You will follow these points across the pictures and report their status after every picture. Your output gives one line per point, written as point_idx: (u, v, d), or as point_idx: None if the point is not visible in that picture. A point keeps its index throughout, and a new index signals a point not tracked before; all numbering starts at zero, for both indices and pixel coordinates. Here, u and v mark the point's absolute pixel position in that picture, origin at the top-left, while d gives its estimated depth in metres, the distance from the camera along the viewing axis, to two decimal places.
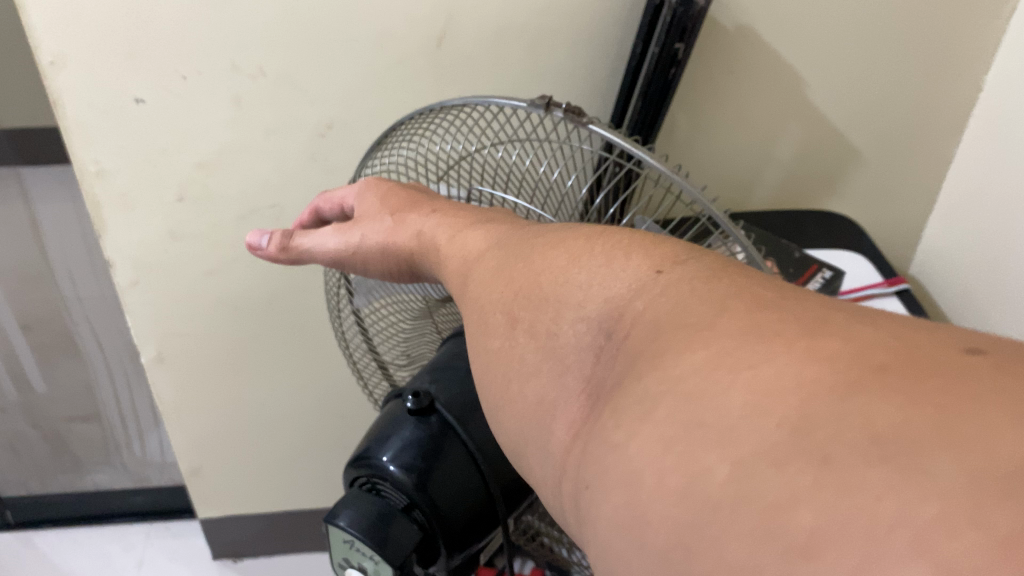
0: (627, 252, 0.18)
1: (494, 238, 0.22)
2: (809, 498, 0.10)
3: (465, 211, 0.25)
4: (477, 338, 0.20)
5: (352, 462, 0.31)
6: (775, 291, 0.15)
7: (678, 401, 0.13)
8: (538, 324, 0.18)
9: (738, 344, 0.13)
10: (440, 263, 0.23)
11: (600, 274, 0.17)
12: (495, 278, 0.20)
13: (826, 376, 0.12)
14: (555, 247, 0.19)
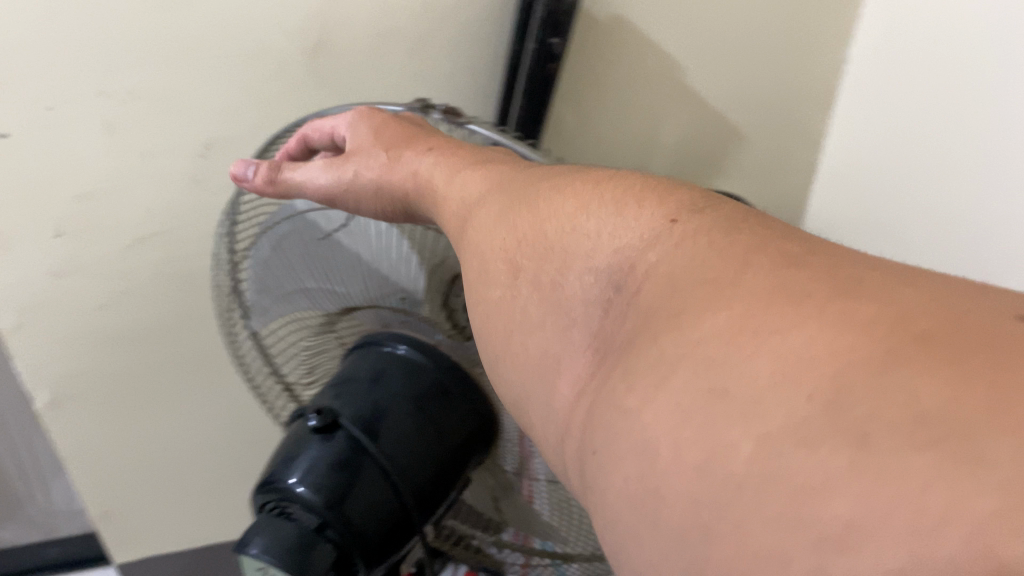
0: (641, 199, 0.16)
1: (494, 180, 0.20)
2: (843, 485, 0.09)
3: (464, 152, 0.23)
4: (478, 289, 0.19)
5: (261, 486, 0.28)
6: (802, 247, 0.14)
7: (699, 368, 0.12)
8: (543, 277, 0.17)
9: (765, 307, 0.12)
10: (437, 205, 0.22)
11: (612, 223, 0.16)
12: (497, 223, 0.19)
13: (863, 345, 0.11)
14: (563, 189, 0.18)
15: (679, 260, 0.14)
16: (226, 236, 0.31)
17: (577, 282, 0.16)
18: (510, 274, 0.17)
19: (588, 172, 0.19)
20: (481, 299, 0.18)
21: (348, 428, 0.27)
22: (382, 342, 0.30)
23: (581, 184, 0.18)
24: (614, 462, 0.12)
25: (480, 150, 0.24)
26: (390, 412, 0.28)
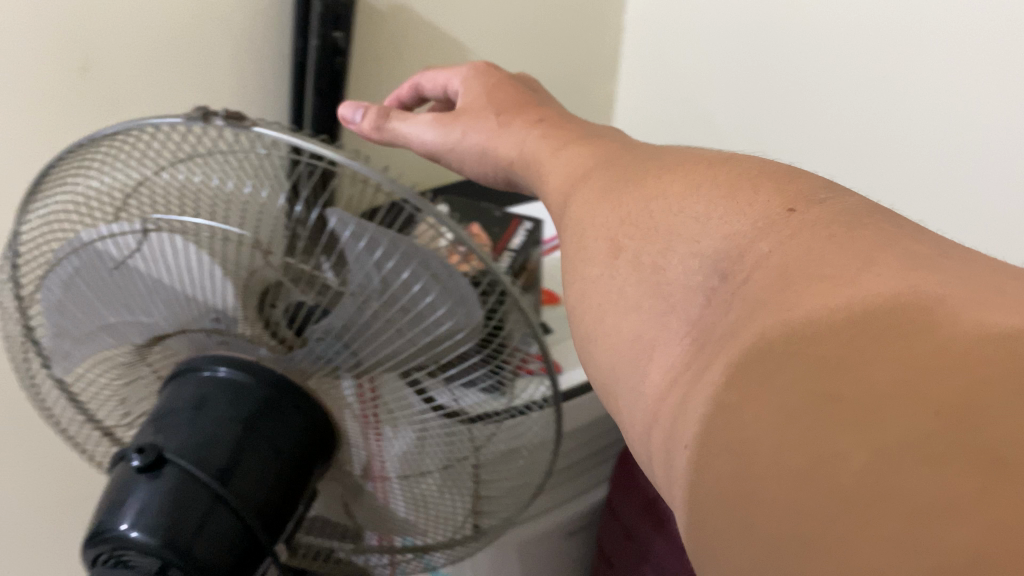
0: (752, 184, 0.15)
1: (598, 157, 0.20)
2: (970, 510, 0.09)
3: (570, 126, 0.23)
4: (573, 267, 0.18)
5: (86, 542, 0.21)
6: (936, 250, 0.13)
7: (808, 366, 0.11)
8: (641, 257, 0.16)
9: (889, 308, 0.11)
10: (538, 179, 0.21)
11: (719, 206, 0.15)
12: (601, 200, 0.18)
13: (999, 361, 0.10)
14: (673, 169, 0.17)
15: (791, 252, 0.13)
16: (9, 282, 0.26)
17: (676, 265, 0.15)
18: (608, 252, 0.17)
19: (698, 154, 0.18)
20: (576, 276, 0.18)
21: (180, 461, 0.21)
22: (197, 367, 0.23)
23: (690, 165, 0.17)
24: (703, 454, 0.12)
25: (585, 125, 0.23)
26: (223, 441, 0.21)
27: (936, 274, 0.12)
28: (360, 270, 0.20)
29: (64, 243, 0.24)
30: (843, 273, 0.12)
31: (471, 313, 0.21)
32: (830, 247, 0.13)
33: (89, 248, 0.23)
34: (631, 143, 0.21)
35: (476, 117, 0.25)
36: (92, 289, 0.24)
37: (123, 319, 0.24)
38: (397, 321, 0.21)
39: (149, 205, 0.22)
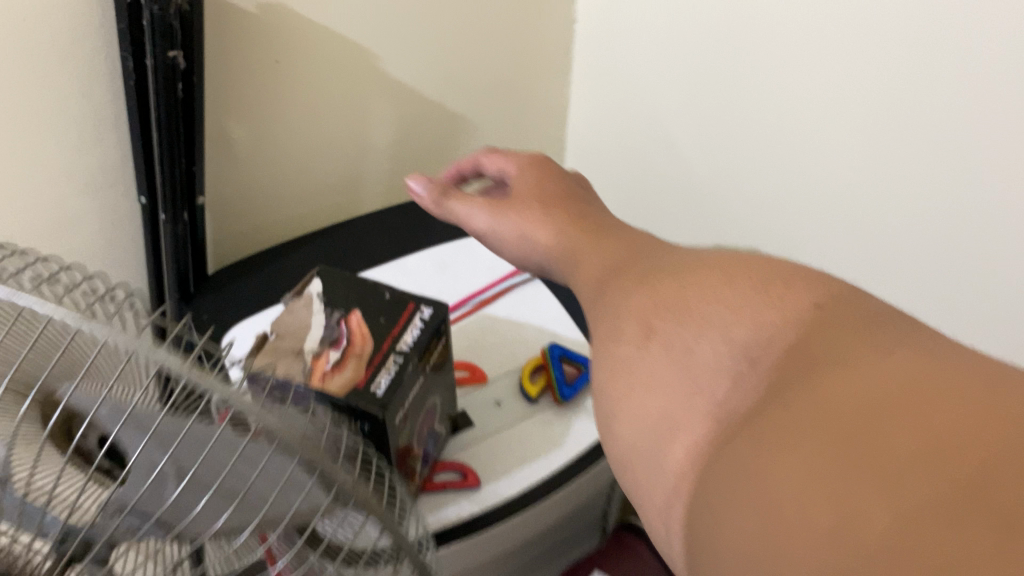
0: (781, 280, 0.17)
1: (636, 252, 0.21)
2: (987, 561, 0.10)
3: (608, 223, 0.24)
4: (604, 346, 0.19)
5: None
6: (952, 347, 0.14)
7: (834, 437, 0.13)
8: (669, 340, 0.17)
9: (908, 390, 0.13)
10: (573, 266, 0.23)
11: (750, 300, 0.17)
12: (636, 287, 0.20)
13: (1009, 436, 0.11)
14: (705, 264, 0.19)
15: (821, 346, 0.15)
16: None
17: (702, 349, 0.17)
18: (637, 332, 0.18)
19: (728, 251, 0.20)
20: (607, 352, 0.19)
21: None
22: None
23: (720, 261, 0.19)
24: (732, 514, 0.13)
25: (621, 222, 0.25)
26: None
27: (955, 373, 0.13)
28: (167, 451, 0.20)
29: None
30: (863, 367, 0.14)
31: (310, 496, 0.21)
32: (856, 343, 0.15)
33: None
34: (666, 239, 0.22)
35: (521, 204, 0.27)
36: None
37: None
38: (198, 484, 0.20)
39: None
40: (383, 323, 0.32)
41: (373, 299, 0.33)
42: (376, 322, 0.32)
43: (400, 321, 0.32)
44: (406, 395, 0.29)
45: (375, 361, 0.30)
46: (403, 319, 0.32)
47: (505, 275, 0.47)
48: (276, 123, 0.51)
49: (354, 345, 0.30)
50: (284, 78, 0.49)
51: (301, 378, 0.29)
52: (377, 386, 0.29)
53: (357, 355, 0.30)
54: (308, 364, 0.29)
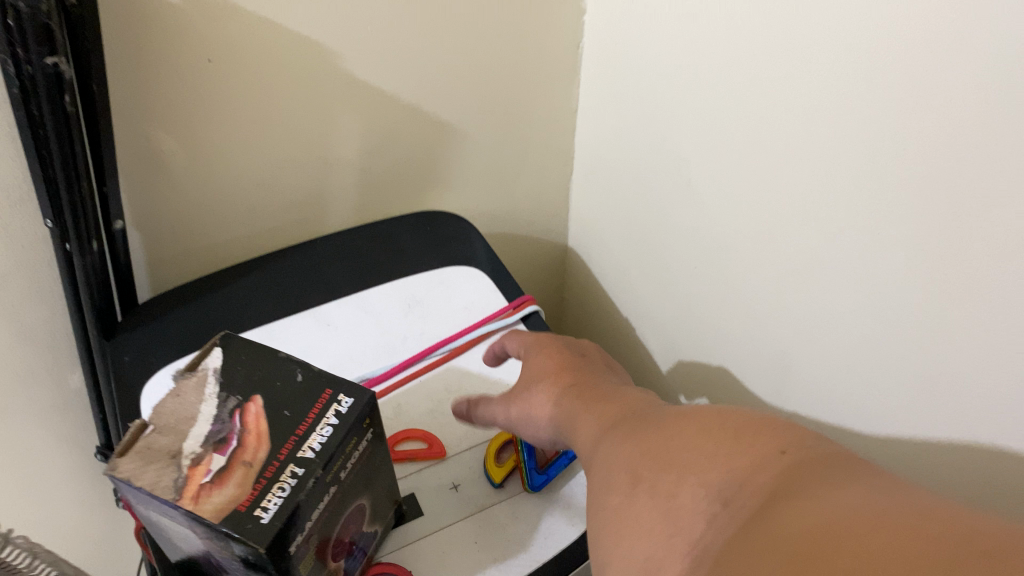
0: (750, 427, 0.19)
1: (624, 413, 0.23)
2: None
3: (600, 387, 0.26)
4: (596, 495, 0.21)
5: None
6: (893, 485, 0.16)
7: (790, 564, 0.14)
8: (653, 486, 0.19)
9: (850, 520, 0.15)
10: (571, 434, 0.25)
11: (723, 446, 0.19)
12: (625, 441, 0.22)
13: (929, 552, 0.13)
14: (685, 417, 0.21)
15: (779, 485, 0.17)
16: None
17: (680, 492, 0.18)
18: (625, 481, 0.20)
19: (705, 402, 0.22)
20: (597, 500, 0.21)
21: None
22: None
23: (698, 414, 0.21)
24: None
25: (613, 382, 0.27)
26: None
27: (892, 506, 0.15)
28: None
29: None
30: (819, 503, 0.16)
31: None
32: (809, 483, 0.16)
33: None
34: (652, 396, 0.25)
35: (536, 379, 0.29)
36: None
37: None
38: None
39: None
40: (291, 415, 0.22)
41: (277, 384, 0.23)
42: (283, 412, 0.22)
43: (307, 418, 0.22)
44: (303, 521, 0.21)
45: (268, 473, 0.21)
46: (315, 412, 0.22)
47: (480, 320, 0.39)
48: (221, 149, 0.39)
49: (245, 452, 0.21)
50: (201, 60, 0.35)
51: (166, 495, 0.20)
52: (263, 510, 0.20)
53: (247, 464, 0.21)
54: (182, 475, 0.20)
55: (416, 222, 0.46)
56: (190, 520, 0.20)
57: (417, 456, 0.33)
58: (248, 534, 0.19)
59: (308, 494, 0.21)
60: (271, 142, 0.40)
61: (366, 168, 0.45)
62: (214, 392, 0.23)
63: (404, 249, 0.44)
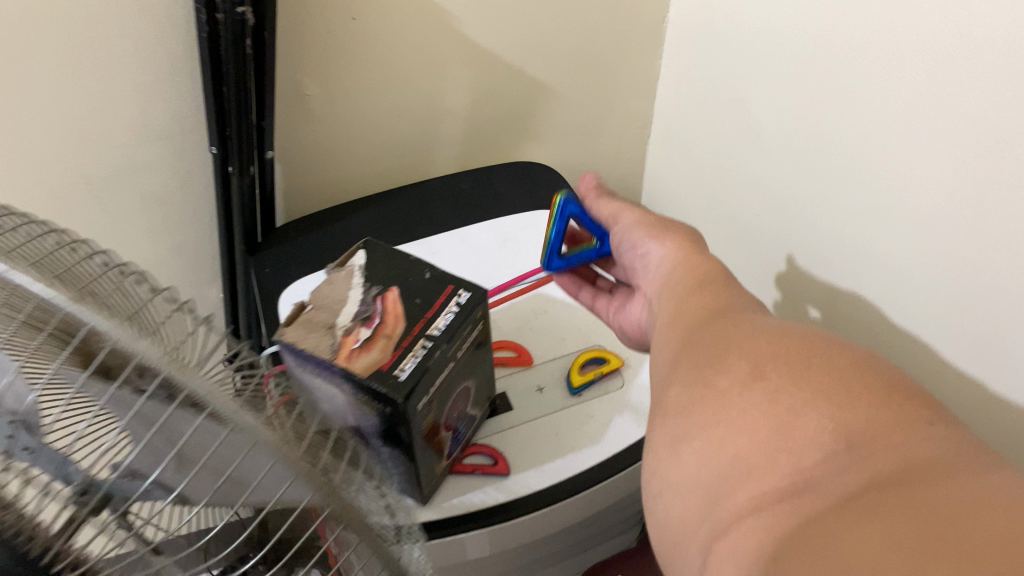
0: (954, 455, 0.26)
1: (863, 422, 0.28)
2: None
3: (811, 367, 0.31)
4: (743, 464, 0.29)
5: None
6: None
7: None
8: (798, 476, 0.27)
9: None
10: (774, 397, 0.30)
11: (885, 461, 0.26)
12: (867, 436, 0.27)
13: None
14: (820, 407, 0.29)
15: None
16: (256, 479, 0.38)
17: (808, 484, 0.27)
18: (765, 462, 0.28)
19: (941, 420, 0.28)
20: (739, 468, 0.29)
21: None
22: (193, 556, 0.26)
23: (853, 417, 0.28)
24: None
25: (858, 360, 0.32)
26: None
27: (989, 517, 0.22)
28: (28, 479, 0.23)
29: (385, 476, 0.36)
30: None
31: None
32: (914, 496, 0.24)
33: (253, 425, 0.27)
34: (935, 412, 0.28)
35: (716, 364, 0.34)
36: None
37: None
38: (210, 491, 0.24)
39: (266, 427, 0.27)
40: (419, 304, 0.37)
41: (409, 279, 0.38)
42: (415, 302, 0.37)
43: (434, 303, 0.37)
44: (428, 382, 0.34)
45: (402, 343, 0.34)
46: (441, 299, 0.37)
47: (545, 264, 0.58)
48: (364, 93, 0.61)
49: (384, 324, 0.35)
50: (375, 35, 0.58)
51: (328, 355, 0.33)
52: (400, 370, 0.33)
53: (386, 337, 0.34)
54: (336, 341, 0.34)
55: (511, 169, 0.67)
56: (344, 371, 0.33)
57: (510, 362, 0.51)
58: (397, 390, 0.32)
59: (432, 356, 0.34)
60: (398, 80, 0.62)
61: (473, 116, 0.68)
62: (360, 281, 0.38)
63: (501, 193, 0.64)
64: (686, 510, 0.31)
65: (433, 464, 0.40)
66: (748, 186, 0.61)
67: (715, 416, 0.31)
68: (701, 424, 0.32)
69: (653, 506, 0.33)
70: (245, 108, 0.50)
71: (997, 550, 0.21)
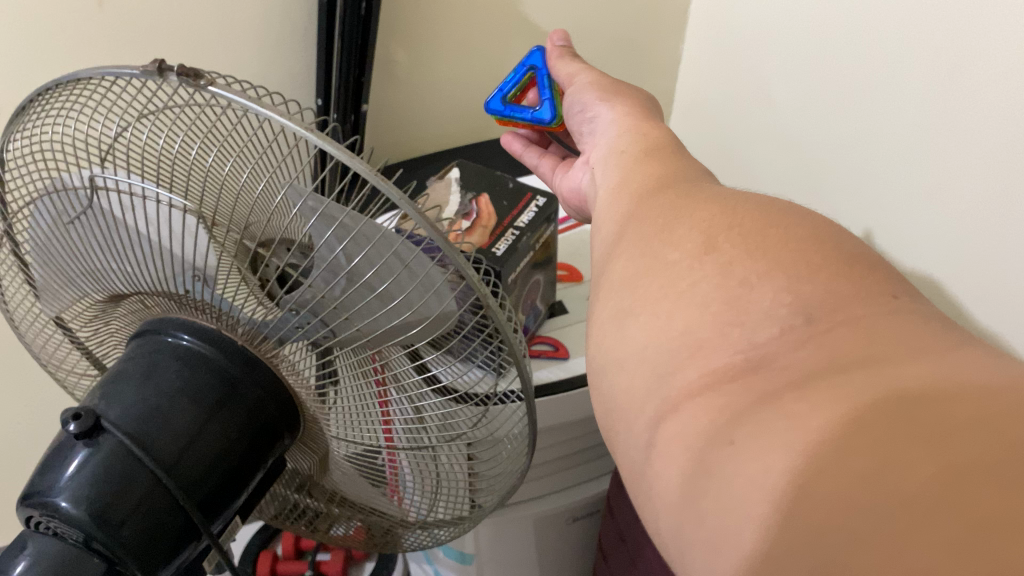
0: (915, 329, 0.28)
1: (809, 269, 0.30)
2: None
3: (758, 224, 0.33)
4: (699, 337, 0.30)
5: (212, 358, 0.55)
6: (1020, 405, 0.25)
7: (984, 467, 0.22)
8: (761, 352, 0.28)
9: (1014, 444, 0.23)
10: (725, 256, 0.32)
11: (848, 338, 0.27)
12: (810, 277, 0.30)
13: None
14: (777, 281, 0.30)
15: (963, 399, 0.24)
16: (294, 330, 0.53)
17: (770, 362, 0.28)
18: (719, 336, 0.29)
19: (895, 290, 0.29)
20: (695, 341, 0.30)
21: (117, 432, 0.50)
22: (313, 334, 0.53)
23: (807, 290, 0.29)
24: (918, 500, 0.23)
25: (812, 231, 0.33)
26: (178, 420, 0.51)
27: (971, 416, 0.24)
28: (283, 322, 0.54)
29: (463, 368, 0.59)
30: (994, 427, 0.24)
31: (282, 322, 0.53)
32: (885, 386, 0.25)
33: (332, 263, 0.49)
34: (888, 281, 0.30)
35: (668, 234, 0.35)
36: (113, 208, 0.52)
37: (80, 239, 0.58)
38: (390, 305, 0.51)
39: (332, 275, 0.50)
40: (510, 206, 1.01)
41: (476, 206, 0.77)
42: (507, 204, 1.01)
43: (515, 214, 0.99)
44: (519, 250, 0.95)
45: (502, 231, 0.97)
46: (516, 214, 0.99)
47: None
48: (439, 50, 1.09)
49: (484, 218, 0.97)
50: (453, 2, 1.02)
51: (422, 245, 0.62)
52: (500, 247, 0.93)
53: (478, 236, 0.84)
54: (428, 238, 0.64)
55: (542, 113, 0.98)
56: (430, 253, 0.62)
57: None
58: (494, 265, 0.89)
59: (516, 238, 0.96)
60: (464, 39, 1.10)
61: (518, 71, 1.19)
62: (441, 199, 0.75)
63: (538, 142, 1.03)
64: (632, 381, 0.32)
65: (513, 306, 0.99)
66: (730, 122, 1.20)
67: (667, 289, 0.32)
68: (651, 299, 0.33)
69: (598, 378, 0.35)
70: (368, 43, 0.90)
71: (938, 411, 0.24)
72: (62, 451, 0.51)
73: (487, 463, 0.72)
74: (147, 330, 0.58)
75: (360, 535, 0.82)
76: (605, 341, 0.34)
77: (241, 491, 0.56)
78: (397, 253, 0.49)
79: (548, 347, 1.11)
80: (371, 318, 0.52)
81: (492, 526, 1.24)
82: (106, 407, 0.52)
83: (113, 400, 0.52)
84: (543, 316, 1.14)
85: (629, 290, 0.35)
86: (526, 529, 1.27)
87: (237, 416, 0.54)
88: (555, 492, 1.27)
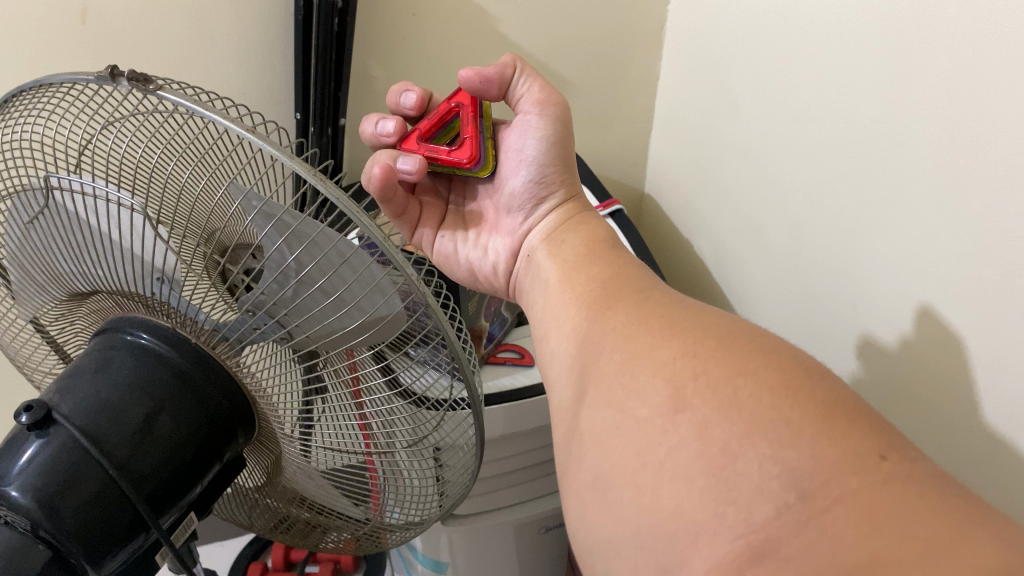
0: (904, 496, 0.35)
1: (840, 464, 0.36)
2: None
3: (788, 411, 0.39)
4: (690, 520, 0.38)
5: (164, 349, 0.59)
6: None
7: None
8: (780, 525, 0.35)
9: None
10: (768, 438, 0.38)
11: (836, 515, 0.35)
12: (841, 478, 0.36)
13: None
14: (758, 455, 0.38)
15: None
16: (255, 330, 0.57)
17: (788, 537, 0.35)
18: (711, 519, 0.37)
19: (885, 451, 0.37)
20: (688, 525, 0.38)
21: (68, 426, 0.54)
22: (268, 334, 0.57)
23: (790, 460, 0.37)
24: None
25: (796, 382, 0.41)
26: (127, 421, 0.55)
27: None
28: (237, 324, 0.58)
29: (427, 368, 0.65)
30: None
31: (237, 325, 0.57)
32: None
33: (279, 268, 0.53)
34: (880, 441, 0.38)
35: (637, 401, 0.45)
36: (76, 210, 0.57)
37: (47, 241, 0.63)
38: (335, 304, 0.55)
39: (272, 271, 0.53)
40: None
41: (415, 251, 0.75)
42: None
43: None
44: None
45: None
46: None
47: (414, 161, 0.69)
48: (416, 66, 1.19)
49: None
50: (431, 24, 1.15)
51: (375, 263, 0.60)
52: None
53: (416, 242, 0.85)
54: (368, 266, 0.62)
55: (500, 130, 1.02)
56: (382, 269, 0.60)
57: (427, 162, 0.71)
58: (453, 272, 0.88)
59: None
60: (446, 61, 1.21)
61: None
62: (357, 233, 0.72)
63: None
64: (684, 570, 0.38)
65: (474, 316, 0.97)
66: (704, 126, 1.23)
67: (648, 459, 0.41)
68: (664, 484, 0.40)
69: (623, 547, 0.41)
70: (334, 39, 1.00)
71: None
72: (15, 442, 0.55)
73: (449, 467, 0.75)
74: (108, 328, 0.62)
75: (349, 545, 0.86)
76: (606, 508, 0.43)
77: (196, 484, 0.61)
78: (339, 248, 0.52)
79: (513, 355, 1.08)
80: (314, 314, 0.55)
81: (470, 536, 1.24)
82: (60, 400, 0.56)
83: (67, 394, 0.57)
84: (510, 325, 1.12)
85: (613, 470, 0.43)
86: (504, 537, 1.27)
87: (190, 410, 0.58)
88: (534, 499, 1.27)
